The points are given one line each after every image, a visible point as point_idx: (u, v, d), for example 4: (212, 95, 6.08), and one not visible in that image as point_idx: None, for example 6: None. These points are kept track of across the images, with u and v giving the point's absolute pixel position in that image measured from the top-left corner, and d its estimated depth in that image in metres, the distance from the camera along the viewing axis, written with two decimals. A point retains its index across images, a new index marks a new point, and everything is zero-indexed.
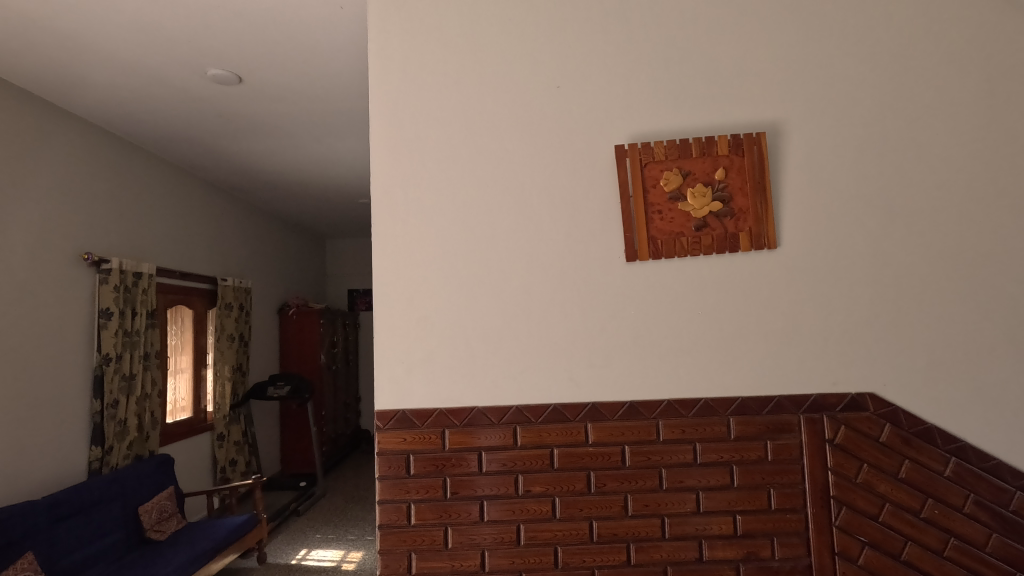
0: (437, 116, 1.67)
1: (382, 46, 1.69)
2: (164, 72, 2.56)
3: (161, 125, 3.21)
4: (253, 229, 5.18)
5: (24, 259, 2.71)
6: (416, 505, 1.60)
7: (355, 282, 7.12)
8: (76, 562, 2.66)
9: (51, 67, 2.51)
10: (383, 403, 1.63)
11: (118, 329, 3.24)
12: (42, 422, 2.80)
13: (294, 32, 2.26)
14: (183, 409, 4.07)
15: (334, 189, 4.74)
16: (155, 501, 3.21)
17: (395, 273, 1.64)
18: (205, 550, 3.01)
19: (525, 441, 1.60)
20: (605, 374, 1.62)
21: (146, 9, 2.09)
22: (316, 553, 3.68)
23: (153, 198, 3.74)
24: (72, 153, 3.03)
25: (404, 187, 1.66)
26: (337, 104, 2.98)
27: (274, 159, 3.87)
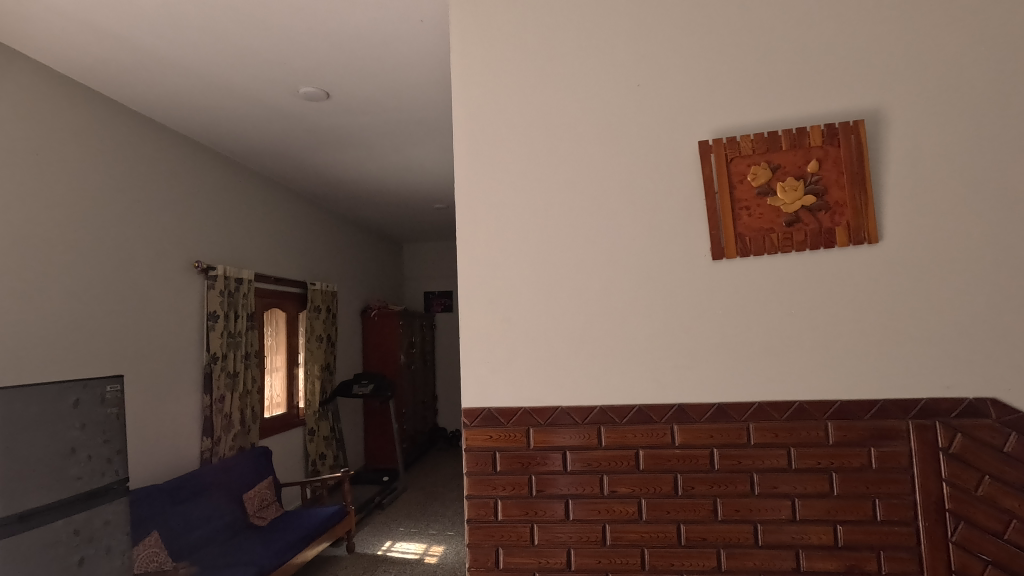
0: (518, 121, 1.71)
1: (463, 56, 1.75)
2: (260, 93, 2.78)
3: (258, 142, 3.48)
4: (338, 236, 5.48)
5: (146, 267, 3.03)
6: (503, 501, 1.64)
7: (430, 285, 7.36)
8: (192, 541, 2.94)
9: (168, 94, 2.78)
10: (469, 402, 1.69)
11: (224, 330, 3.54)
12: (163, 415, 3.10)
13: (378, 46, 2.37)
14: (279, 404, 4.37)
15: (412, 196, 4.93)
16: (257, 489, 3.49)
17: (478, 276, 1.69)
18: (301, 537, 3.22)
19: (609, 441, 1.60)
20: (691, 375, 1.58)
21: (247, 37, 2.27)
22: (400, 545, 3.84)
23: (251, 209, 4.05)
24: (181, 170, 3.34)
25: (486, 192, 1.71)
26: (417, 113, 3.11)
27: (357, 169, 4.10)
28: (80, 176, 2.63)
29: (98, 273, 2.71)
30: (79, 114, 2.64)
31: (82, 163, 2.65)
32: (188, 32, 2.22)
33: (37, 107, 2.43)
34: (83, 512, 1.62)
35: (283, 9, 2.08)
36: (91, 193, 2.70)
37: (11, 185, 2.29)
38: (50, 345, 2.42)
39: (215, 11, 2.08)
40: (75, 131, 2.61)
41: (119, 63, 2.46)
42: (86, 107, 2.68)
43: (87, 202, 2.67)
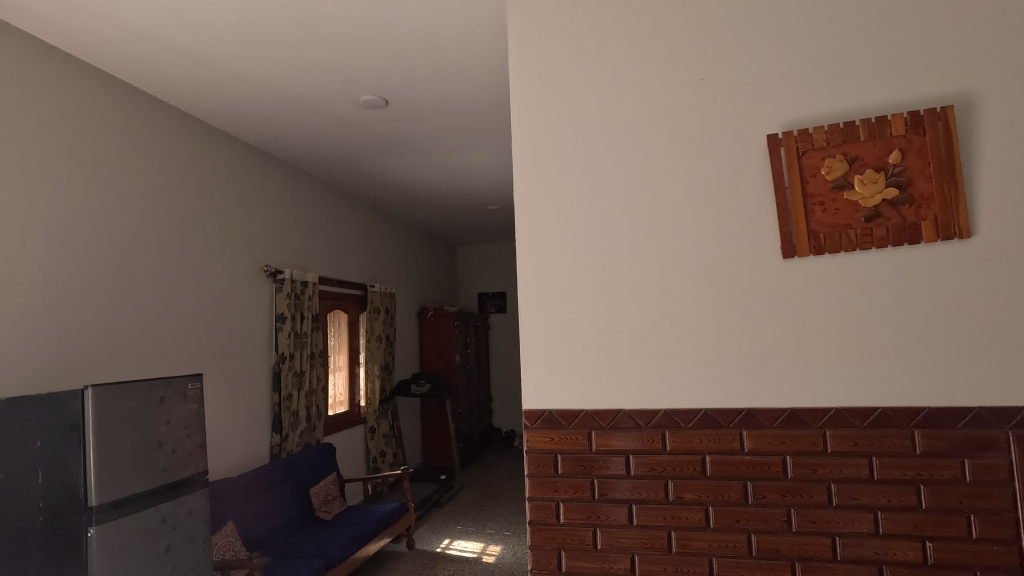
0: (577, 121, 1.69)
1: (521, 59, 1.75)
2: (324, 102, 2.88)
3: (321, 151, 3.62)
4: (395, 238, 5.62)
5: (221, 271, 3.21)
6: (565, 504, 1.63)
7: (484, 286, 7.43)
8: (263, 532, 3.09)
9: (238, 108, 2.94)
10: (530, 403, 1.68)
11: (290, 331, 3.70)
12: (236, 411, 3.27)
13: (434, 53, 2.41)
14: (341, 402, 4.52)
15: (466, 198, 4.99)
16: (322, 484, 3.62)
17: (539, 277, 1.69)
18: (364, 532, 3.32)
19: (674, 446, 1.56)
20: (761, 379, 1.52)
21: (312, 50, 2.36)
22: (458, 543, 3.89)
23: (315, 214, 4.21)
24: (251, 179, 3.52)
25: (546, 193, 1.70)
26: (472, 117, 3.14)
27: (414, 173, 4.19)
28: (161, 188, 2.82)
29: (177, 278, 2.89)
30: (159, 130, 2.83)
31: (163, 176, 2.83)
32: (259, 48, 2.34)
33: (123, 126, 2.62)
34: (171, 501, 1.94)
35: (345, 21, 2.16)
36: (171, 204, 2.88)
37: (101, 198, 2.48)
38: (135, 347, 2.61)
39: (283, 26, 2.17)
40: (155, 146, 2.80)
41: (196, 81, 2.63)
42: (166, 123, 2.87)
43: (167, 212, 2.85)
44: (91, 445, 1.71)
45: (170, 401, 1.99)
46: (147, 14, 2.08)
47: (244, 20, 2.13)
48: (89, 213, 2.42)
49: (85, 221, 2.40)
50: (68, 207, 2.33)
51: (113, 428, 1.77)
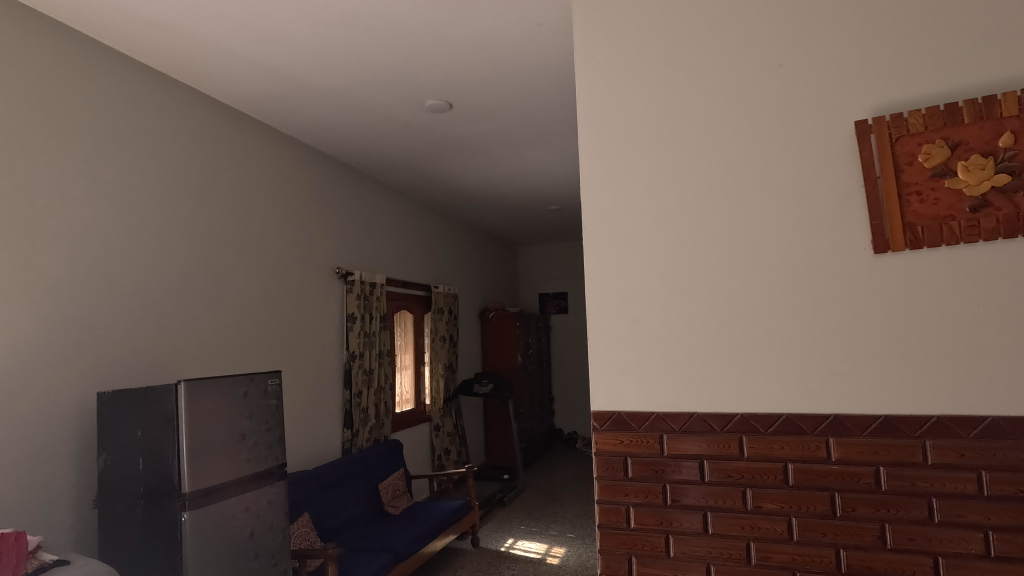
0: (645, 114, 1.65)
1: (586, 55, 1.73)
2: (391, 109, 2.97)
3: (387, 156, 3.73)
4: (458, 240, 5.71)
5: (296, 273, 3.36)
6: (635, 509, 1.58)
7: (545, 286, 7.42)
8: (336, 524, 3.21)
9: (311, 118, 3.08)
10: (598, 405, 1.65)
11: (360, 330, 3.84)
12: (311, 407, 3.42)
13: (496, 55, 2.43)
14: (407, 400, 4.64)
15: (527, 198, 5.00)
16: (390, 480, 3.72)
17: (607, 276, 1.66)
18: (431, 528, 3.38)
19: (751, 452, 1.48)
20: (849, 383, 1.41)
21: (381, 58, 2.43)
22: (522, 543, 3.89)
23: (383, 218, 4.34)
24: (324, 185, 3.67)
25: (613, 191, 1.67)
26: (534, 117, 3.15)
27: (476, 175, 4.24)
28: (243, 195, 3.00)
29: (257, 280, 3.06)
30: (241, 140, 3.00)
31: (244, 184, 3.01)
32: (330, 59, 2.43)
33: (209, 137, 2.79)
34: (253, 490, 2.05)
35: (412, 29, 2.21)
36: (252, 210, 3.05)
37: (190, 206, 2.66)
38: (221, 344, 2.78)
39: (354, 37, 2.26)
40: (238, 155, 2.98)
41: (273, 93, 2.77)
42: (247, 134, 3.05)
43: (249, 217, 3.02)
44: (182, 436, 1.83)
45: (253, 396, 2.10)
46: (229, 32, 2.21)
47: (317, 33, 2.22)
48: (179, 221, 2.61)
49: (176, 228, 2.58)
50: (161, 216, 2.51)
51: (202, 421, 1.89)
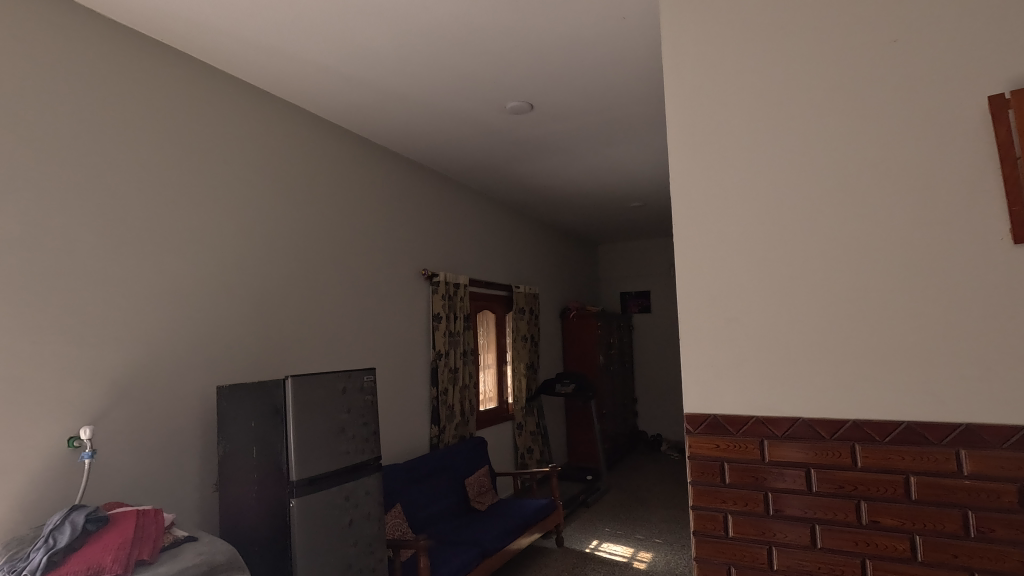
0: (740, 105, 1.57)
1: (674, 46, 1.68)
2: (474, 113, 3.04)
3: (470, 159, 3.81)
4: (538, 240, 5.72)
5: (386, 274, 3.52)
6: (734, 517, 1.51)
7: (626, 285, 7.27)
8: (425, 517, 3.32)
9: (399, 126, 3.21)
10: (692, 407, 1.60)
11: (445, 330, 3.96)
12: (401, 403, 3.56)
13: (577, 53, 2.42)
14: (491, 399, 4.72)
15: (608, 196, 4.92)
16: (476, 476, 3.80)
17: (700, 273, 1.59)
18: (517, 525, 3.41)
19: (866, 462, 1.37)
20: (983, 389, 1.27)
21: (464, 65, 2.50)
22: (607, 545, 3.84)
23: (466, 220, 4.44)
24: (411, 190, 3.82)
25: (704, 185, 1.60)
26: (616, 113, 3.09)
27: (557, 175, 4.24)
28: (338, 202, 3.18)
29: (351, 281, 3.23)
30: (336, 150, 3.19)
31: (339, 191, 3.19)
32: (418, 69, 2.53)
33: (308, 150, 2.99)
34: (352, 482, 2.16)
35: (495, 33, 2.24)
36: (346, 215, 3.23)
37: (292, 213, 2.86)
38: (320, 342, 2.97)
39: (440, 46, 2.33)
40: (333, 165, 3.16)
41: (365, 105, 2.92)
42: (341, 145, 3.23)
43: (343, 222, 3.20)
44: (291, 428, 1.97)
45: (351, 391, 2.22)
46: (325, 51, 2.36)
47: (406, 44, 2.31)
48: (284, 227, 2.81)
49: (281, 233, 2.79)
50: (269, 224, 2.72)
51: (307, 414, 2.02)
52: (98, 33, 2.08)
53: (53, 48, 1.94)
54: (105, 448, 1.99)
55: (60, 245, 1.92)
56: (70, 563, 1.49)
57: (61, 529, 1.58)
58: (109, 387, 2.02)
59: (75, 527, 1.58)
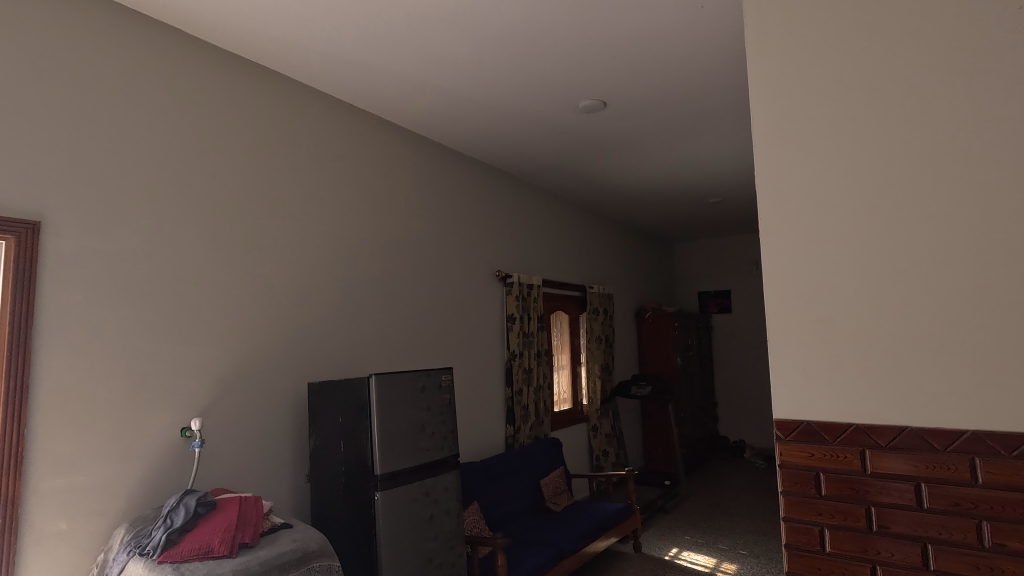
0: (836, 97, 1.51)
1: (760, 41, 1.63)
2: (545, 113, 3.03)
3: (542, 159, 3.81)
4: (612, 239, 5.63)
5: (462, 276, 3.59)
6: (831, 531, 1.45)
7: (705, 284, 7.00)
8: (502, 515, 3.35)
9: (472, 130, 3.26)
10: (782, 413, 1.54)
11: (520, 331, 4.00)
12: (477, 403, 3.62)
13: (653, 46, 2.36)
14: (565, 400, 4.69)
15: (685, 192, 4.76)
16: (551, 477, 3.78)
17: (791, 274, 1.54)
18: (593, 528, 3.37)
19: (989, 479, 1.26)
20: None
21: (537, 65, 2.50)
22: (688, 554, 3.70)
23: (538, 220, 4.45)
24: (484, 193, 3.87)
25: (796, 183, 1.55)
26: (695, 105, 2.97)
27: (631, 173, 4.16)
28: (417, 207, 3.29)
29: (429, 283, 3.32)
30: (415, 157, 3.30)
31: (417, 196, 3.30)
32: (491, 73, 2.56)
33: (389, 158, 3.12)
34: (432, 478, 2.23)
35: (567, 31, 2.23)
36: (424, 219, 3.34)
37: (375, 219, 3.00)
38: (401, 342, 3.08)
39: (513, 49, 2.35)
40: (413, 171, 3.28)
41: (440, 111, 3.00)
42: (419, 152, 3.34)
43: (421, 226, 3.30)
44: (375, 425, 2.06)
45: (429, 390, 2.28)
46: (404, 62, 2.45)
47: (480, 49, 2.35)
48: (368, 232, 2.95)
49: (365, 238, 2.92)
50: (354, 230, 2.87)
51: (390, 412, 2.11)
52: (208, 61, 2.29)
53: (174, 79, 2.18)
54: (211, 438, 2.17)
55: (173, 252, 2.12)
56: (185, 542, 1.64)
57: (177, 510, 1.74)
58: (215, 382, 2.20)
59: (188, 509, 1.73)
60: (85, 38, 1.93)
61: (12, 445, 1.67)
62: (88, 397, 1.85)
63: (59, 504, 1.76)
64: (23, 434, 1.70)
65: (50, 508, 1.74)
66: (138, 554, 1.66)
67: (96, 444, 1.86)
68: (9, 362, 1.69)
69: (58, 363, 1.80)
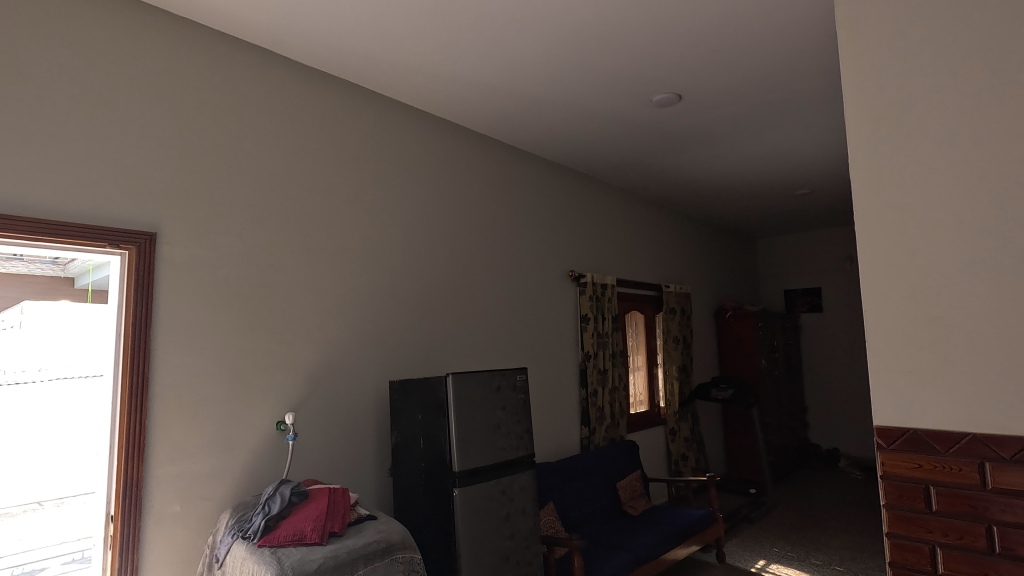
0: (942, 96, 1.48)
1: (854, 47, 1.62)
2: (619, 110, 2.98)
3: (614, 157, 3.74)
4: (689, 235, 5.42)
5: (536, 277, 3.61)
6: (944, 550, 1.42)
7: (792, 282, 6.59)
8: (579, 517, 3.33)
9: (544, 130, 3.26)
10: (886, 420, 1.52)
11: (594, 332, 3.96)
12: (552, 403, 3.63)
13: (732, 34, 2.26)
14: (641, 402, 4.58)
15: (769, 184, 4.52)
16: (628, 480, 3.70)
17: (893, 279, 1.52)
18: (675, 535, 3.26)
19: None
20: None
21: (609, 61, 2.46)
22: (777, 568, 3.50)
23: (612, 219, 4.37)
24: (557, 193, 3.86)
25: (896, 189, 1.53)
26: (779, 91, 2.81)
27: (709, 167, 4.01)
28: (491, 209, 3.34)
29: (504, 285, 3.36)
30: (490, 161, 3.36)
31: (492, 199, 3.35)
32: (562, 73, 2.56)
33: (464, 163, 3.19)
34: (507, 476, 2.25)
35: (641, 23, 2.17)
36: (499, 221, 3.38)
37: (452, 223, 3.08)
38: (477, 343, 3.15)
39: (585, 46, 2.33)
40: (487, 174, 3.33)
41: (512, 113, 3.03)
42: (493, 155, 3.39)
43: (495, 228, 3.35)
44: (452, 423, 2.11)
45: (504, 390, 2.31)
46: (479, 68, 2.51)
47: (552, 50, 2.36)
48: (445, 235, 3.03)
49: (442, 241, 3.01)
50: (432, 235, 2.96)
51: (467, 411, 2.15)
52: (302, 82, 2.47)
53: (275, 101, 2.37)
54: (303, 432, 2.32)
55: (269, 259, 2.29)
56: (281, 528, 1.76)
57: (274, 499, 1.87)
58: (306, 380, 2.35)
59: (284, 498, 1.86)
60: (204, 71, 2.16)
61: (136, 433, 1.87)
62: (198, 392, 2.04)
63: (174, 488, 1.95)
64: (146, 424, 1.90)
65: (167, 491, 1.93)
66: (241, 537, 1.80)
67: (206, 434, 2.04)
68: (133, 358, 1.88)
69: (173, 360, 1.99)
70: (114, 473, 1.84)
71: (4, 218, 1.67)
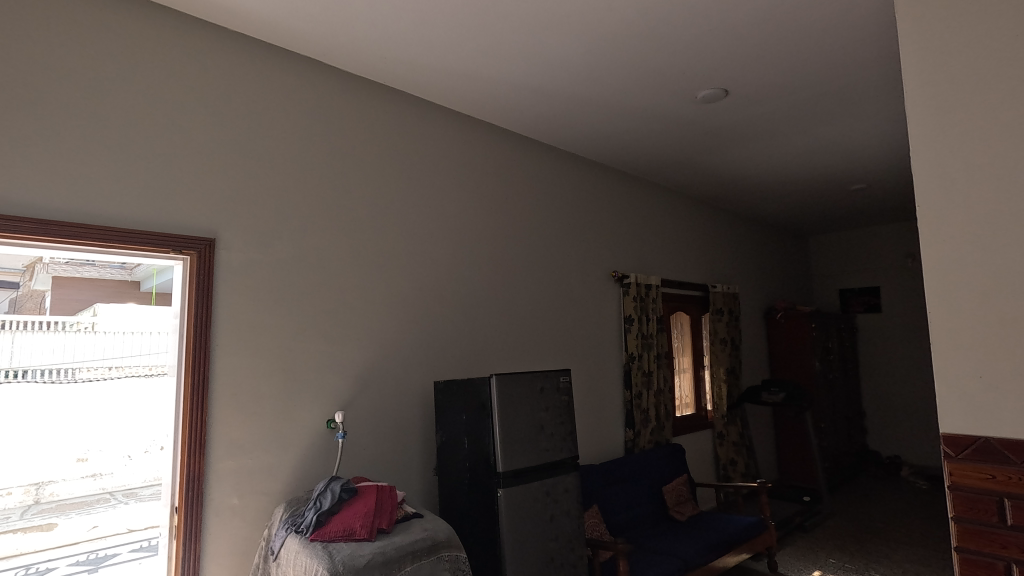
0: (1015, 83, 1.39)
1: (916, 35, 1.54)
2: (664, 107, 2.93)
3: (659, 155, 3.68)
4: (736, 233, 5.26)
5: (579, 278, 3.59)
6: (1020, 568, 1.34)
7: (847, 281, 6.30)
8: (624, 521, 3.29)
9: (586, 130, 3.24)
10: (953, 428, 1.44)
11: (638, 333, 3.91)
12: (596, 405, 3.60)
13: (783, 25, 2.18)
14: (687, 405, 4.48)
15: (822, 179, 4.34)
16: (674, 484, 3.63)
17: (961, 277, 1.43)
18: (724, 541, 3.18)
19: None
20: None
21: (653, 58, 2.42)
22: None
23: (657, 218, 4.30)
24: (600, 193, 3.82)
25: (964, 183, 1.44)
26: (834, 83, 2.70)
27: (758, 163, 3.89)
28: (534, 211, 3.34)
29: (547, 286, 3.36)
30: (532, 163, 3.36)
31: (535, 201, 3.36)
32: (605, 72, 2.54)
33: (507, 164, 3.21)
34: (552, 478, 2.25)
35: (686, 18, 2.13)
36: (542, 223, 3.39)
37: (494, 224, 3.09)
38: (521, 344, 3.16)
39: (628, 44, 2.30)
40: (529, 175, 3.34)
41: (555, 114, 3.02)
42: (535, 157, 3.39)
43: (538, 230, 3.35)
44: (496, 424, 2.12)
45: (548, 391, 2.31)
46: (521, 70, 2.52)
47: (596, 49, 2.35)
48: (488, 237, 3.05)
49: (485, 243, 3.03)
50: (476, 237, 2.99)
51: (511, 412, 2.16)
52: (350, 90, 2.54)
53: (323, 109, 2.45)
54: (351, 431, 2.38)
55: (320, 262, 2.36)
56: (332, 524, 1.81)
57: (324, 494, 1.92)
58: (354, 380, 2.41)
59: (334, 494, 1.90)
60: (258, 83, 2.26)
61: (198, 428, 1.96)
62: (254, 390, 2.13)
63: (232, 482, 2.04)
64: (206, 419, 1.99)
65: (226, 484, 2.02)
66: (295, 531, 1.86)
67: (261, 431, 2.13)
68: (194, 357, 1.98)
69: (231, 359, 2.08)
70: (178, 466, 1.95)
71: (81, 226, 1.79)
